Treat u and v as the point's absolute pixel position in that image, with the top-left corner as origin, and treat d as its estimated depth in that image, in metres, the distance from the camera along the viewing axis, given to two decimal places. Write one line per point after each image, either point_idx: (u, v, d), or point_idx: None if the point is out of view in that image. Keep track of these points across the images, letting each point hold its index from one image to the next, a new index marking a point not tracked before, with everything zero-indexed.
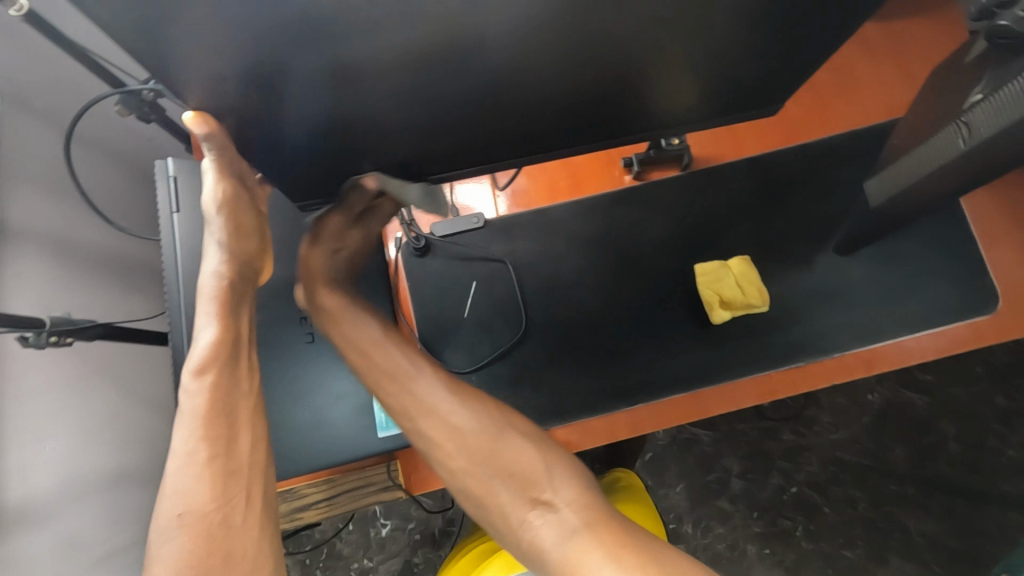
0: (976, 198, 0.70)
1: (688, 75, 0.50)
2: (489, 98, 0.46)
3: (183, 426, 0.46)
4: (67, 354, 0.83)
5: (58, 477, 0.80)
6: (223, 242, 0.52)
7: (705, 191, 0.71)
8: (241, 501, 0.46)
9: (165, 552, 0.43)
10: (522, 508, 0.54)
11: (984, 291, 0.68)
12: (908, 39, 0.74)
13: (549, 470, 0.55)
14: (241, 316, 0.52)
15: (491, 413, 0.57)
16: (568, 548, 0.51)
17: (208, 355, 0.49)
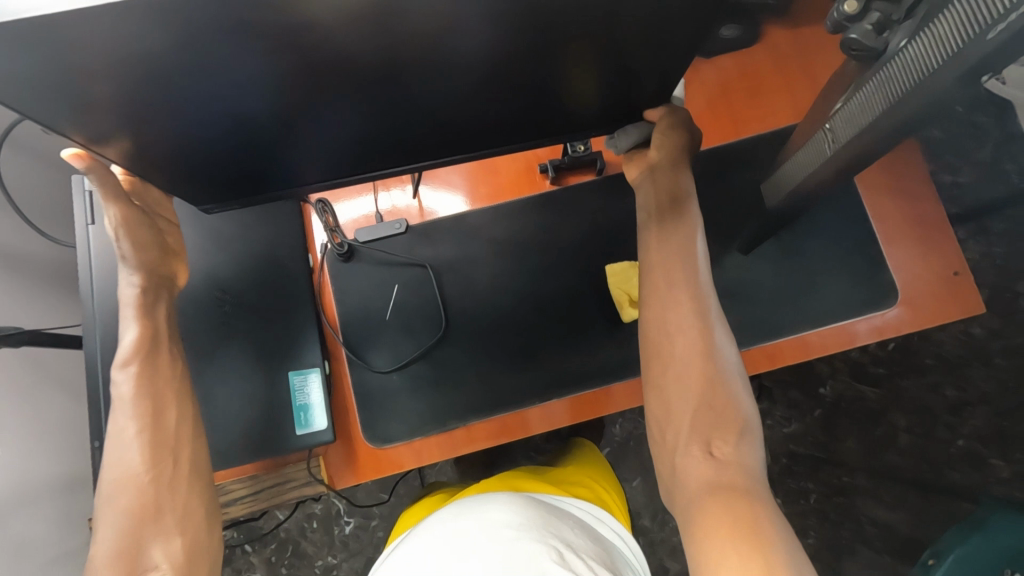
0: (877, 197, 0.73)
1: (571, 80, 0.54)
2: (369, 102, 0.48)
3: (121, 410, 0.50)
4: (14, 363, 0.87)
5: (8, 480, 0.83)
6: (127, 258, 0.53)
7: (617, 195, 0.75)
8: (172, 466, 0.50)
9: (111, 503, 0.48)
10: (694, 439, 0.52)
11: (883, 285, 0.71)
12: (812, 44, 0.77)
13: (743, 430, 0.51)
14: (161, 315, 0.55)
15: (726, 352, 0.55)
16: (706, 492, 0.48)
17: (131, 348, 0.52)
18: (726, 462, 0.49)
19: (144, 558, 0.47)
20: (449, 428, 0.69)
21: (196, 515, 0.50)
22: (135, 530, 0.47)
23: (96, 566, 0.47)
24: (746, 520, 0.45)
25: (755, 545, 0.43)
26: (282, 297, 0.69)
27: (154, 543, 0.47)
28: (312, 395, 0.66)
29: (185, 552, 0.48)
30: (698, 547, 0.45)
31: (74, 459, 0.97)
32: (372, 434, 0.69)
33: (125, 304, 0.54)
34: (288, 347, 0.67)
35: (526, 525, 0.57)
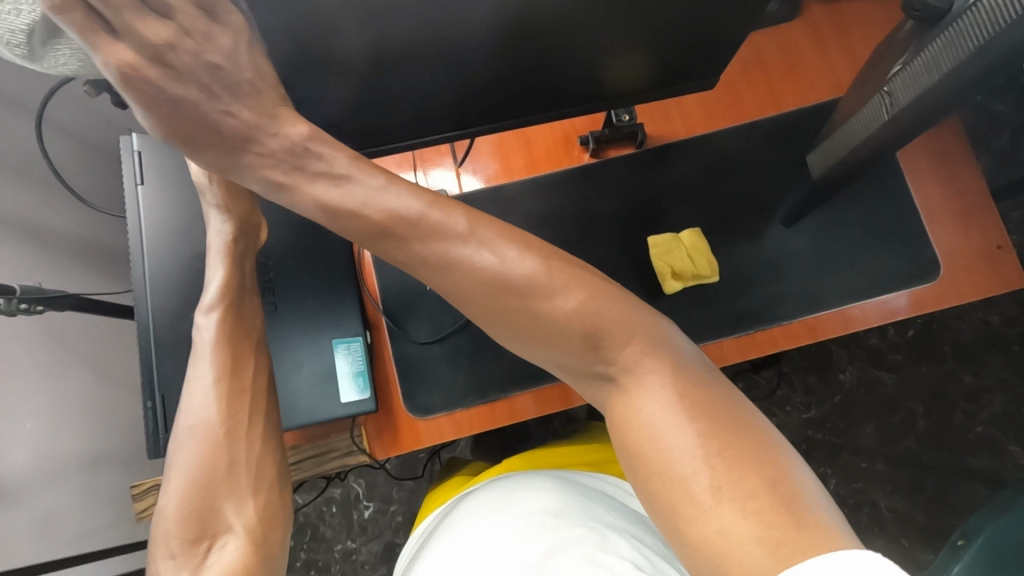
0: (919, 171, 0.73)
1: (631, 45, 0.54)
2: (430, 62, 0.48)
3: (201, 356, 0.48)
4: (39, 337, 0.86)
5: (32, 454, 0.82)
6: (222, 205, 0.52)
7: (658, 167, 0.74)
8: (246, 417, 0.47)
9: (179, 457, 0.45)
10: (580, 369, 0.46)
11: (926, 259, 0.71)
12: (849, 19, 0.76)
13: (597, 339, 0.44)
14: (246, 264, 0.54)
15: (592, 276, 0.46)
16: (627, 424, 0.43)
17: (217, 294, 0.50)
18: (626, 377, 0.44)
19: (216, 519, 0.44)
20: (489, 399, 0.69)
21: (267, 474, 0.46)
22: (207, 487, 0.44)
23: (167, 527, 0.43)
24: (688, 421, 0.41)
25: (690, 463, 0.40)
26: (323, 266, 0.68)
27: (226, 502, 0.44)
28: (357, 363, 0.66)
29: (258, 515, 0.45)
30: (639, 473, 0.42)
31: (95, 435, 0.95)
32: (413, 405, 0.68)
33: (211, 249, 0.53)
34: (329, 317, 0.67)
35: (564, 516, 0.54)
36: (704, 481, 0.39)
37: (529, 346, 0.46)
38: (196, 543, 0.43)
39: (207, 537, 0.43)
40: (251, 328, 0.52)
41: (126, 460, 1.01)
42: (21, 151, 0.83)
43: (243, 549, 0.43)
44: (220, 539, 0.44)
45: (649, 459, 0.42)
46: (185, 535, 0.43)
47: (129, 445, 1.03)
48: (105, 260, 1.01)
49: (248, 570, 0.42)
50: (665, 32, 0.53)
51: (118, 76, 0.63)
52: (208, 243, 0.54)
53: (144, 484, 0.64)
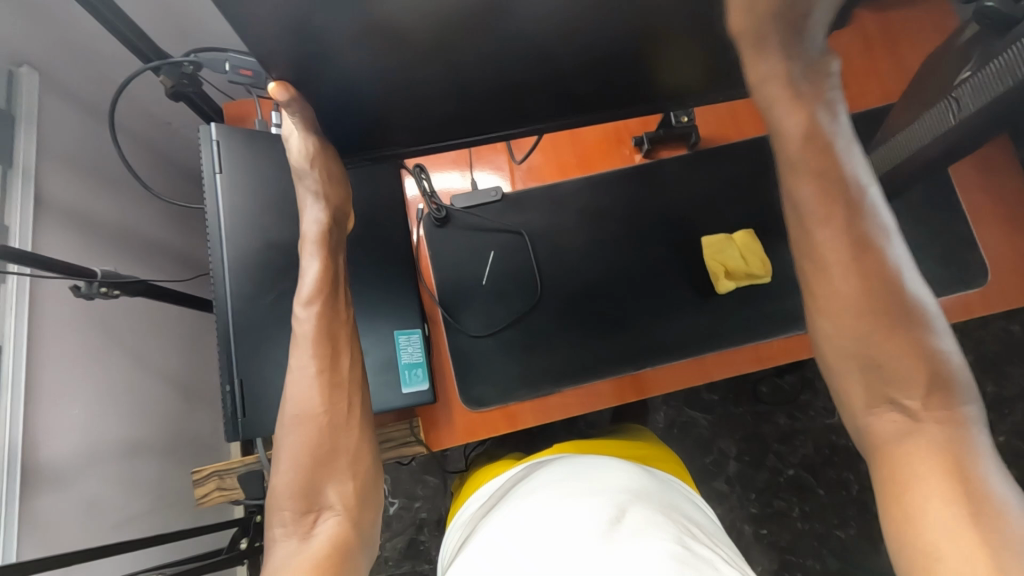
0: (966, 178, 0.74)
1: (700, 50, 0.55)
2: (517, 60, 0.49)
3: (297, 349, 0.51)
4: (86, 324, 0.87)
5: (80, 440, 0.83)
6: (320, 192, 0.54)
7: (709, 169, 0.76)
8: (344, 407, 0.50)
9: (285, 441, 0.48)
10: (873, 400, 0.46)
11: (974, 265, 0.72)
12: (897, 27, 0.78)
13: (931, 377, 0.44)
14: (338, 258, 0.56)
15: (931, 330, 0.46)
16: (901, 452, 0.44)
17: (314, 288, 0.52)
18: (920, 425, 0.44)
19: (320, 496, 0.47)
20: (542, 393, 0.70)
21: (363, 462, 0.50)
22: (312, 469, 0.48)
23: (277, 500, 0.47)
24: (954, 479, 0.41)
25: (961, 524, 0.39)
26: (383, 259, 0.69)
27: (329, 483, 0.48)
28: (416, 355, 0.67)
29: (356, 495, 0.48)
30: (895, 515, 0.42)
31: (136, 424, 0.96)
32: (469, 398, 0.69)
33: (305, 238, 0.55)
34: (389, 309, 0.68)
35: (644, 497, 0.53)
36: (958, 534, 0.39)
37: (850, 351, 0.47)
38: (303, 515, 0.47)
39: (313, 511, 0.47)
40: (344, 320, 0.54)
41: (161, 449, 1.01)
42: (65, 136, 0.86)
43: (342, 523, 0.47)
44: (322, 514, 0.47)
45: (913, 497, 0.42)
46: (295, 507, 0.47)
47: (165, 434, 1.03)
48: (142, 248, 1.03)
49: (346, 546, 0.46)
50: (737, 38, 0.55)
51: (189, 67, 0.65)
52: (302, 232, 0.56)
53: (205, 470, 0.65)
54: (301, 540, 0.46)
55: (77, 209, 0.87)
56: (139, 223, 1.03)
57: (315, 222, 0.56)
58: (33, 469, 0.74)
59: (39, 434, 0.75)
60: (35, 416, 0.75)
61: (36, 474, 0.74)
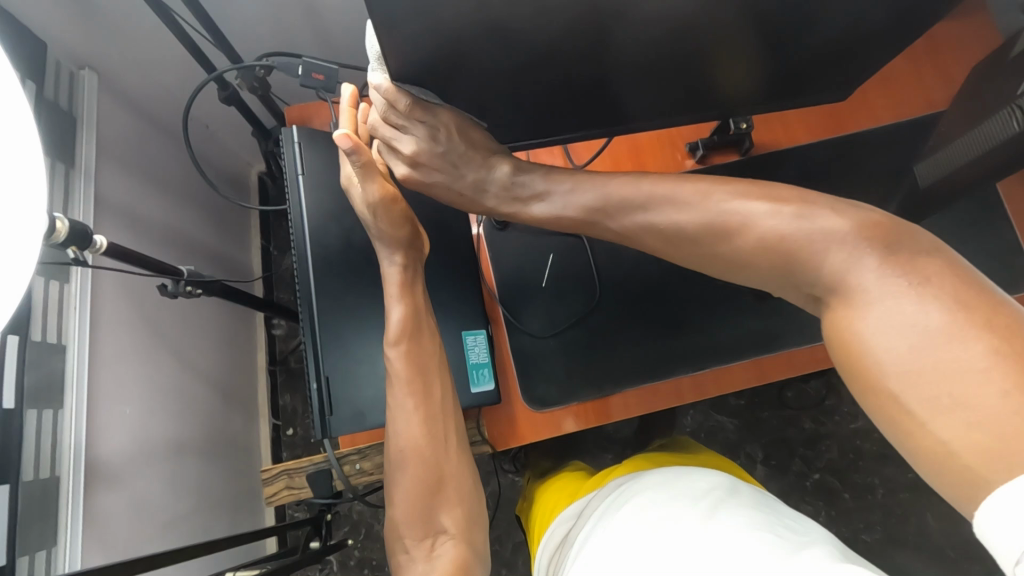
0: (1011, 185, 0.76)
1: (769, 64, 0.58)
2: (606, 71, 0.51)
3: (393, 387, 0.54)
4: (137, 322, 0.87)
5: (133, 439, 0.83)
6: (387, 236, 0.56)
7: (763, 173, 0.77)
8: (445, 437, 0.55)
9: (399, 478, 0.54)
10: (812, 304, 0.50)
11: (1021, 270, 0.74)
12: (941, 40, 0.80)
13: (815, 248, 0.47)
14: (416, 290, 0.58)
15: (762, 207, 0.50)
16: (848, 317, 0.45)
17: (399, 329, 0.54)
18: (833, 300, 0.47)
19: (434, 522, 0.54)
20: (604, 393, 0.71)
21: (464, 486, 0.56)
22: (425, 498, 0.54)
23: (398, 528, 0.54)
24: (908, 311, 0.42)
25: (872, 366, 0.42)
26: (450, 260, 0.71)
27: (441, 510, 0.54)
28: (482, 355, 0.68)
29: (464, 518, 0.55)
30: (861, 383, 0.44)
31: (181, 425, 0.96)
32: (532, 397, 0.70)
33: (386, 278, 0.57)
34: (456, 309, 0.69)
35: (716, 491, 0.54)
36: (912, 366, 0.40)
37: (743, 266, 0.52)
38: (421, 540, 0.53)
39: (430, 536, 0.54)
40: (430, 352, 0.56)
41: (202, 450, 1.02)
42: (119, 137, 0.87)
43: (457, 544, 0.53)
44: (438, 538, 0.54)
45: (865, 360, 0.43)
46: (414, 534, 0.53)
47: (206, 435, 1.03)
48: (187, 252, 1.04)
49: (464, 565, 0.52)
50: (809, 54, 0.57)
51: (262, 72, 0.66)
52: (382, 274, 0.57)
53: (273, 469, 0.65)
54: (426, 562, 0.53)
55: (128, 210, 0.88)
56: (182, 225, 1.04)
57: (392, 265, 0.57)
58: (92, 467, 0.74)
59: (98, 432, 0.75)
60: (95, 414, 0.75)
61: (95, 472, 0.75)
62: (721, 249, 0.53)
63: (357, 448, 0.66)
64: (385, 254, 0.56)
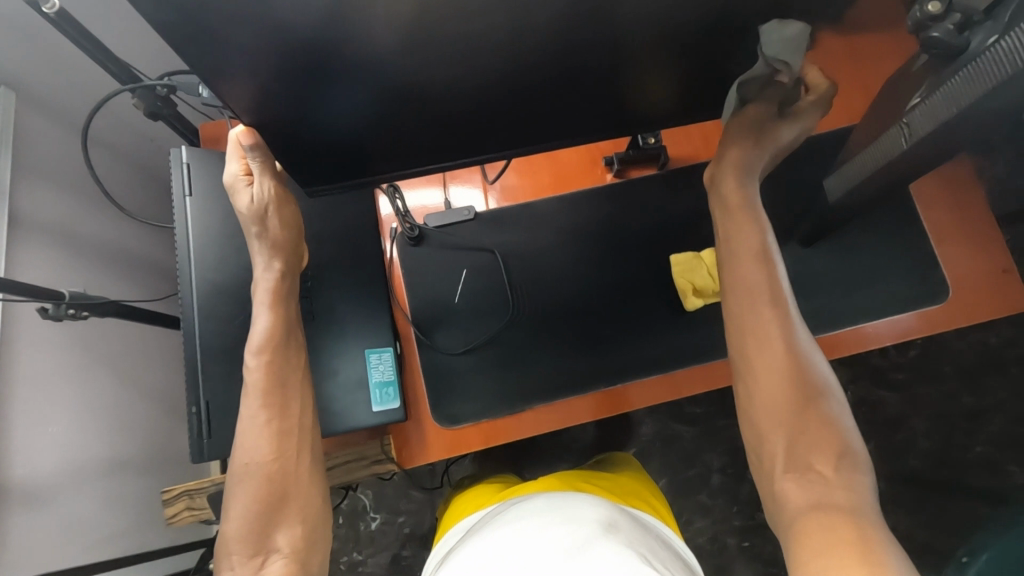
0: (928, 197, 0.76)
1: (661, 82, 0.57)
2: (470, 96, 0.51)
3: (248, 396, 0.54)
4: (68, 341, 0.86)
5: (59, 459, 0.82)
6: (269, 236, 0.58)
7: (680, 186, 0.77)
8: (295, 454, 0.53)
9: (237, 491, 0.52)
10: (789, 466, 0.50)
11: (936, 282, 0.73)
12: (861, 50, 0.79)
13: (831, 446, 0.50)
14: (289, 303, 0.59)
15: (813, 372, 0.52)
16: (815, 512, 0.47)
17: (263, 339, 0.55)
18: (832, 491, 0.48)
19: (269, 540, 0.51)
20: (517, 409, 0.70)
21: (313, 508, 0.53)
22: (265, 513, 0.51)
23: (228, 544, 0.51)
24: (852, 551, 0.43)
25: (853, 568, 0.42)
26: (358, 278, 0.70)
27: (279, 527, 0.51)
28: (387, 373, 0.68)
29: (304, 538, 0.52)
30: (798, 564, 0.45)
31: (120, 442, 0.95)
32: (441, 415, 0.69)
33: (257, 284, 0.58)
34: (363, 327, 0.69)
35: (590, 523, 0.54)
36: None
37: (764, 396, 0.52)
38: (251, 557, 0.50)
39: (261, 554, 0.50)
40: (296, 363, 0.57)
41: (143, 467, 1.00)
42: None
43: (287, 565, 0.50)
44: (270, 556, 0.51)
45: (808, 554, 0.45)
46: (244, 551, 0.50)
47: (148, 451, 1.02)
48: (135, 269, 1.02)
49: None
50: (698, 70, 0.56)
51: (162, 90, 0.66)
52: (255, 278, 0.59)
53: (174, 490, 0.66)
54: None
55: (65, 227, 0.84)
56: (132, 241, 1.00)
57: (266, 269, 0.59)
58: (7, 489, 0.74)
59: (12, 454, 0.75)
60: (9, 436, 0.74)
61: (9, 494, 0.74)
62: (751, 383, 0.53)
63: None
64: (263, 259, 0.58)
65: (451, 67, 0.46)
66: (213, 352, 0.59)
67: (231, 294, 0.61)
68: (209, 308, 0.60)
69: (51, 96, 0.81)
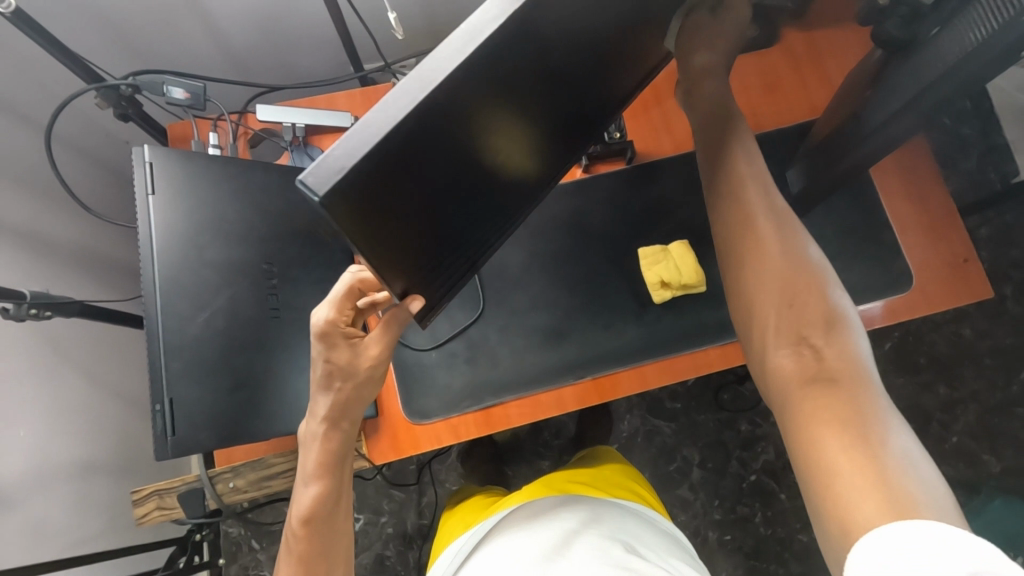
0: (890, 188, 0.78)
1: (534, 130, 0.46)
2: (537, 123, 0.46)
3: (287, 561, 0.54)
4: (43, 345, 0.86)
5: (29, 462, 0.82)
6: (334, 389, 0.53)
7: (646, 181, 0.78)
8: None
9: None
10: (783, 338, 0.48)
11: (899, 272, 0.75)
12: (823, 45, 0.81)
13: (824, 317, 0.48)
14: (343, 465, 0.56)
15: (801, 246, 0.51)
16: (807, 385, 0.46)
17: (310, 508, 0.54)
18: (826, 358, 0.46)
19: None
20: (485, 405, 0.70)
21: None
22: None
23: None
24: (844, 422, 0.42)
25: (859, 429, 0.42)
26: (327, 274, 0.71)
27: None
28: None
29: None
30: (802, 447, 0.44)
31: (89, 445, 0.94)
32: (411, 410, 0.70)
33: (307, 450, 0.56)
34: None
35: (562, 526, 0.58)
36: (845, 454, 0.41)
37: (750, 270, 0.51)
38: None
39: None
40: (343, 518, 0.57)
41: (115, 469, 1.00)
42: None
43: None
44: None
45: (806, 429, 0.44)
46: None
47: (120, 454, 1.02)
48: (103, 271, 1.01)
49: None
50: (563, 99, 0.46)
51: (126, 90, 0.66)
52: (303, 440, 0.56)
53: (143, 490, 0.67)
54: None
55: (30, 230, 0.83)
56: (99, 244, 1.00)
57: (314, 432, 0.55)
58: None
59: None
60: None
61: None
62: (740, 259, 0.52)
63: (231, 465, 0.67)
64: (324, 420, 0.54)
65: (535, 93, 0.41)
66: (180, 347, 0.60)
67: (196, 293, 0.61)
68: (174, 303, 0.60)
69: (21, 98, 0.81)
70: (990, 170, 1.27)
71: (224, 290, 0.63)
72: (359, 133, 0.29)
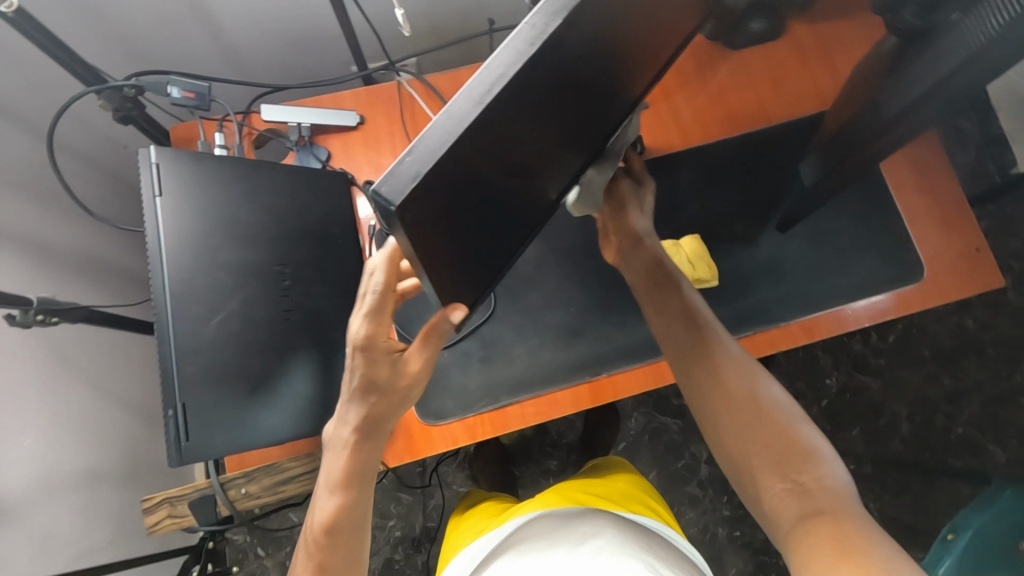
0: (900, 178, 0.77)
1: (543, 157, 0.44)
2: (568, 131, 0.45)
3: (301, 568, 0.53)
4: (45, 353, 0.84)
5: (34, 472, 0.80)
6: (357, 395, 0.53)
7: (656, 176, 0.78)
8: None
9: None
10: (773, 476, 0.47)
11: (912, 262, 0.75)
12: (830, 36, 0.80)
13: (801, 450, 0.48)
14: (366, 479, 0.55)
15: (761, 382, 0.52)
16: (804, 527, 0.44)
17: (328, 519, 0.52)
18: (814, 495, 0.45)
19: None
20: (500, 404, 0.70)
21: None
22: None
23: None
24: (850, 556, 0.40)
25: (860, 568, 0.39)
26: (338, 275, 0.70)
27: None
28: None
29: None
30: None
31: (94, 454, 0.93)
32: (426, 411, 0.69)
33: (331, 459, 0.55)
34: (344, 325, 0.69)
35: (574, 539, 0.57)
36: None
37: (720, 407, 0.51)
38: None
39: None
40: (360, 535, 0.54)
41: (120, 478, 0.98)
42: None
43: None
44: None
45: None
46: None
47: (124, 462, 1.00)
48: (104, 277, 1.00)
49: None
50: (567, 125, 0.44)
51: (130, 91, 0.64)
52: (328, 447, 0.55)
53: (154, 498, 0.65)
54: None
55: (30, 236, 0.81)
56: (100, 249, 0.98)
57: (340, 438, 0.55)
58: None
59: None
60: None
61: None
62: (707, 408, 0.53)
63: (244, 471, 0.66)
64: (344, 428, 0.54)
65: (570, 99, 0.41)
66: (191, 351, 0.58)
67: (206, 296, 0.60)
68: (185, 308, 0.59)
69: (19, 101, 0.79)
70: (990, 162, 1.27)
71: (235, 293, 0.62)
72: (433, 138, 0.29)
